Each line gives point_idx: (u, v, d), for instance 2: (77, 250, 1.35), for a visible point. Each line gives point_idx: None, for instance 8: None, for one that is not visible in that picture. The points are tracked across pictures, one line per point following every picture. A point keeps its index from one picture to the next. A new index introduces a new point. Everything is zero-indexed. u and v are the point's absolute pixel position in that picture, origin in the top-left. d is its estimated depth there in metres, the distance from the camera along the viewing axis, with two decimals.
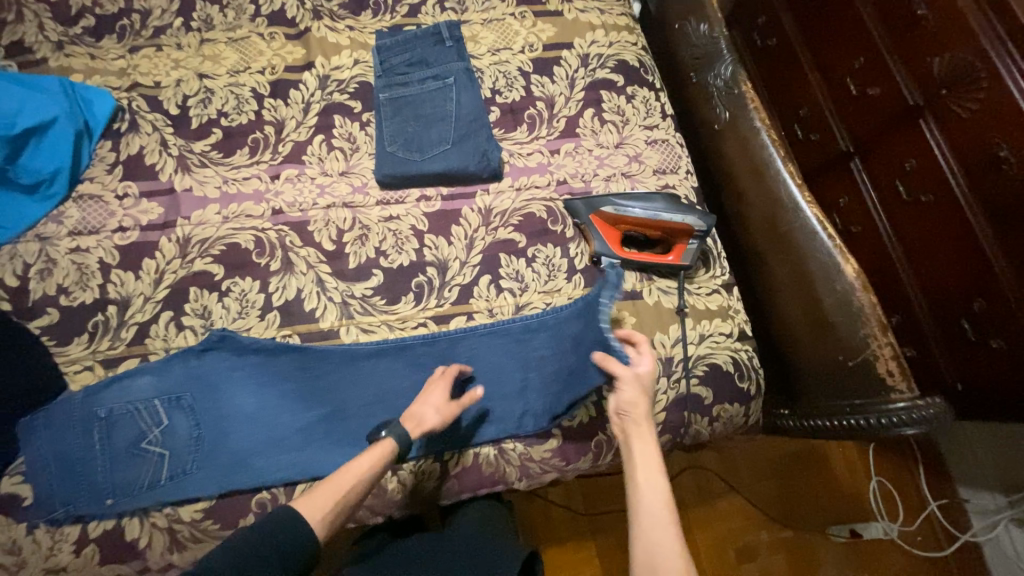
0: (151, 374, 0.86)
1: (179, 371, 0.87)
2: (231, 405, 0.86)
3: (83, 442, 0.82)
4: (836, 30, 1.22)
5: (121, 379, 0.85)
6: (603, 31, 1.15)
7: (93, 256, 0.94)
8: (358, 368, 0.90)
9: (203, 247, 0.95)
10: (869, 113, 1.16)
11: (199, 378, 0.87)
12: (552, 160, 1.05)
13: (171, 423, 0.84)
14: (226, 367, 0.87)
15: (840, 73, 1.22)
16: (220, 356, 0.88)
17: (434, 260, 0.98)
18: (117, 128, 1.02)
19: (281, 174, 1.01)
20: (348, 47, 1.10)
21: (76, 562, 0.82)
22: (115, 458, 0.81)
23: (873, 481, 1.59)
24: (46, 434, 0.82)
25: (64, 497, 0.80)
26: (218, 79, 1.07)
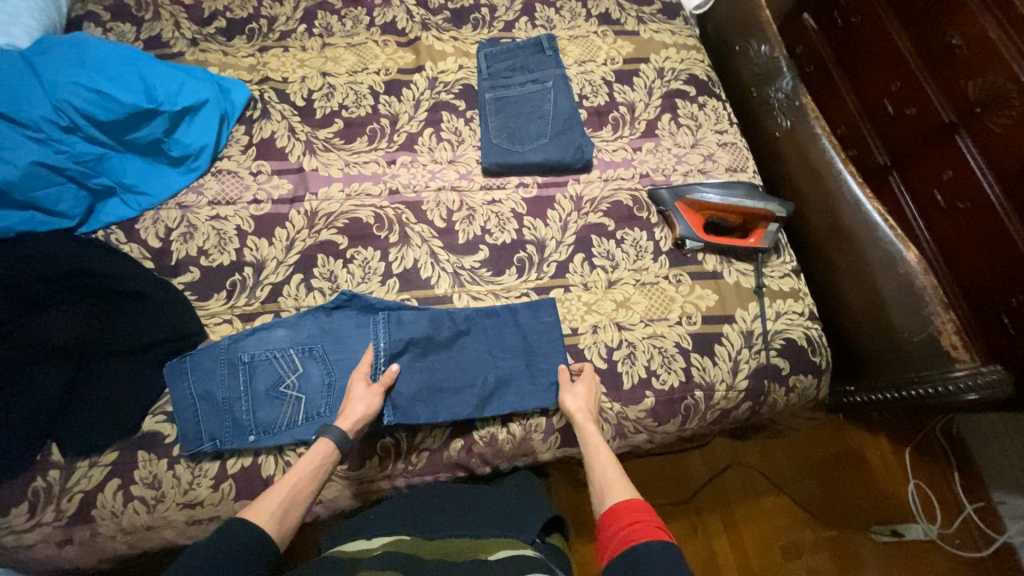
0: (286, 327, 0.95)
1: (310, 325, 0.96)
2: (357, 357, 0.94)
3: (229, 383, 0.90)
4: (868, 55, 1.28)
5: (261, 330, 0.94)
6: (674, 49, 1.30)
7: (230, 223, 1.04)
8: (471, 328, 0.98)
9: (329, 220, 1.06)
10: (904, 131, 1.21)
11: (328, 332, 0.96)
12: (635, 156, 1.16)
13: (305, 370, 0.92)
14: (352, 325, 0.97)
15: (876, 95, 1.28)
16: (347, 314, 0.97)
17: (533, 239, 1.08)
18: (251, 115, 1.14)
19: (396, 160, 1.13)
20: (452, 54, 1.24)
21: (210, 499, 0.86)
22: (258, 398, 0.90)
23: (910, 485, 1.53)
24: (194, 375, 0.90)
25: (209, 433, 0.87)
26: (338, 77, 1.20)
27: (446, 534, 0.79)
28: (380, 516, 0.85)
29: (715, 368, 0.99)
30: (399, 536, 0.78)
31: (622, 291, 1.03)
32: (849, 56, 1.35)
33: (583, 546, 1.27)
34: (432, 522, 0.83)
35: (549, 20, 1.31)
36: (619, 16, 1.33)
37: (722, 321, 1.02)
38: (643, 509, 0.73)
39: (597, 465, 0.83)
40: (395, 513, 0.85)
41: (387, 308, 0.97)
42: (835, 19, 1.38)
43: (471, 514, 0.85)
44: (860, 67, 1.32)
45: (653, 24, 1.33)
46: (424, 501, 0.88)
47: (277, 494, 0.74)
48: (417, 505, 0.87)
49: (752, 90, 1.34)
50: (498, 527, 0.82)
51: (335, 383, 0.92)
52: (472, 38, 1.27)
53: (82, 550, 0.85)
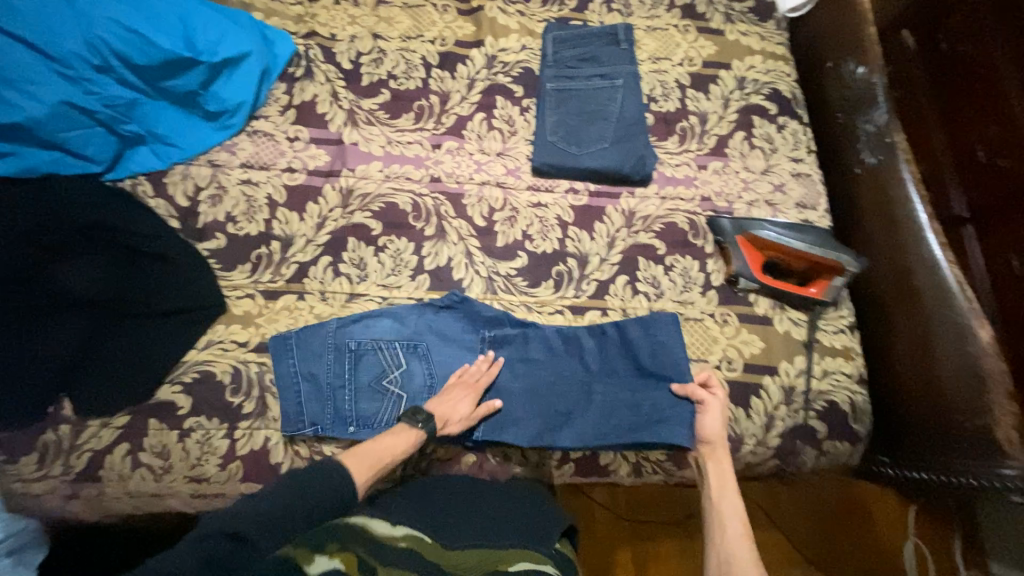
0: (353, 318, 0.92)
1: (378, 319, 0.93)
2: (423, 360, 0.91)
3: (306, 371, 0.89)
4: (970, 88, 1.11)
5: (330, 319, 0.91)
6: (761, 58, 1.17)
7: (261, 191, 0.98)
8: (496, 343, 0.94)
9: (364, 202, 0.99)
10: (992, 183, 1.06)
11: (398, 329, 0.93)
12: (698, 174, 1.07)
13: (380, 365, 0.90)
14: (417, 323, 0.94)
15: (968, 136, 1.11)
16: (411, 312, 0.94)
17: (575, 251, 1.00)
18: (293, 72, 1.05)
19: (442, 145, 1.05)
20: (516, 31, 1.13)
21: (215, 477, 0.85)
22: (325, 389, 0.89)
23: (909, 541, 1.41)
24: (275, 353, 0.90)
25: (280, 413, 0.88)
26: (390, 41, 1.10)
27: (463, 544, 0.75)
28: (421, 496, 0.82)
29: (747, 420, 0.94)
30: (420, 535, 0.74)
31: None
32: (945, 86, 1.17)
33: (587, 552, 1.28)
34: (463, 519, 0.79)
35: (627, 4, 1.17)
36: (705, 10, 1.19)
37: (764, 372, 0.95)
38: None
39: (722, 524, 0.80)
40: (412, 501, 0.81)
41: (451, 312, 0.95)
42: (937, 42, 1.19)
43: (508, 516, 0.81)
44: (958, 103, 1.14)
45: (742, 24, 1.20)
46: (458, 490, 0.85)
47: (367, 464, 0.75)
48: (454, 493, 0.84)
49: (838, 115, 1.22)
50: (517, 533, 0.78)
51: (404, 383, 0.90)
52: (539, 15, 1.15)
53: (86, 506, 0.86)
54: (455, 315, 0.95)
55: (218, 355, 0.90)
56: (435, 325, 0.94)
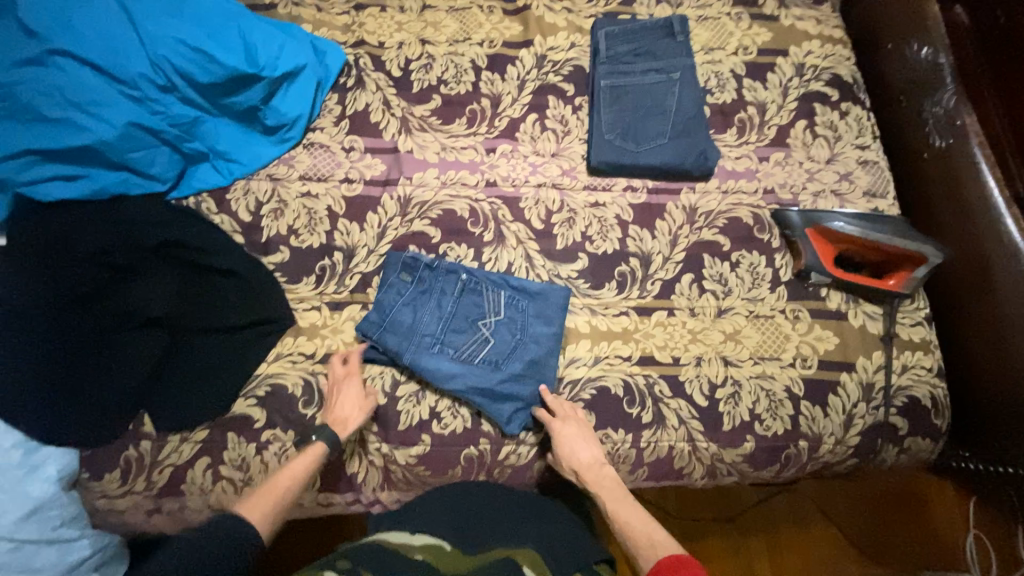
0: (416, 289, 0.93)
1: (449, 299, 0.92)
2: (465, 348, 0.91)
3: (388, 292, 0.92)
4: None
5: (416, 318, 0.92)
6: (819, 42, 1.13)
7: (321, 203, 0.98)
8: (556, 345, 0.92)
9: (422, 210, 0.99)
10: None
11: (473, 298, 0.93)
12: (760, 167, 1.03)
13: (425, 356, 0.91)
14: (509, 379, 0.89)
15: None
16: (490, 323, 0.92)
17: (638, 251, 0.98)
18: (344, 82, 1.05)
19: (496, 148, 1.03)
20: (564, 29, 1.11)
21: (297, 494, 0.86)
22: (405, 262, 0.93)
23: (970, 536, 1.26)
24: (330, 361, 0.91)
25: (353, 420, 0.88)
26: (438, 46, 1.09)
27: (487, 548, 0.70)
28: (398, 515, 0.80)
29: (825, 419, 0.91)
30: (438, 543, 0.70)
31: (732, 322, 0.94)
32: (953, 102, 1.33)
33: (620, 548, 1.16)
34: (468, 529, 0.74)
35: None
36: None
37: (841, 369, 0.92)
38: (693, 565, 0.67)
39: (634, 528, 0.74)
40: (438, 511, 0.78)
41: (522, 314, 0.92)
42: (992, 14, 1.04)
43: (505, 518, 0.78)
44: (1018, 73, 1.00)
45: (797, 8, 1.15)
46: (439, 499, 0.81)
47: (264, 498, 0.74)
48: (444, 503, 0.80)
49: (900, 98, 1.17)
50: (539, 543, 0.73)
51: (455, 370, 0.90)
52: (588, 11, 1.13)
53: (169, 519, 0.87)
54: (547, 327, 0.92)
55: (289, 367, 0.91)
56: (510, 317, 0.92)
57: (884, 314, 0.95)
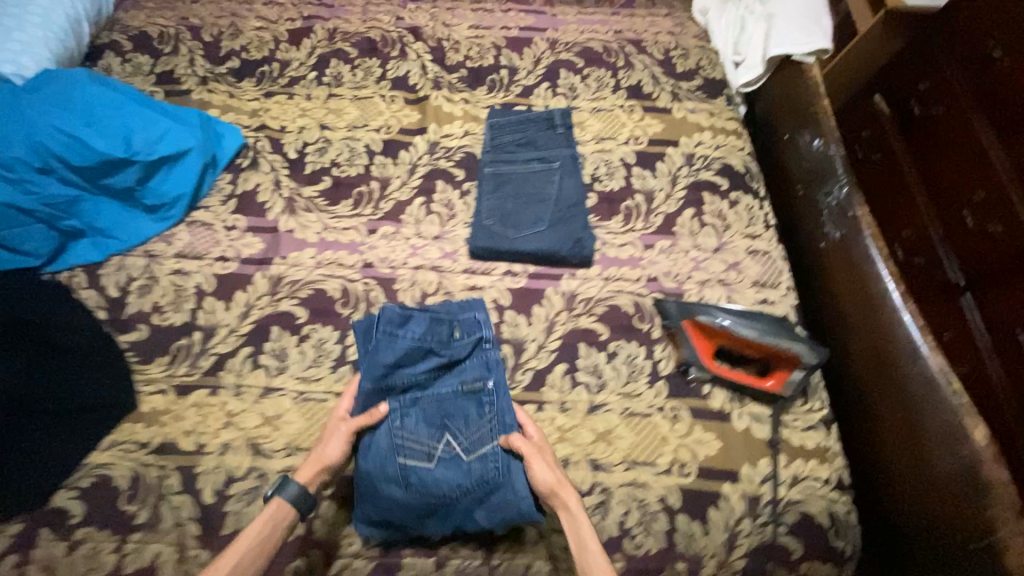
0: (439, 356, 0.86)
1: (452, 388, 0.85)
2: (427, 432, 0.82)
3: (415, 330, 0.87)
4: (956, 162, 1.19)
5: (425, 370, 0.85)
6: (709, 134, 1.16)
7: (191, 280, 0.97)
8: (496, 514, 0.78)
9: (292, 289, 0.96)
10: (991, 251, 1.09)
11: (478, 415, 0.83)
12: (644, 254, 1.01)
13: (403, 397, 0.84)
14: (393, 500, 0.78)
15: (957, 205, 1.17)
16: (453, 445, 0.81)
17: (511, 338, 0.94)
18: (239, 163, 1.08)
19: (377, 230, 1.03)
20: (460, 117, 1.15)
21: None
22: (454, 320, 0.89)
23: None
24: (166, 449, 0.84)
25: (178, 517, 0.80)
26: (337, 131, 1.14)
27: None
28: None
29: (705, 537, 0.80)
30: None
31: (605, 421, 0.87)
32: (872, 191, 1.43)
33: None
34: None
35: (573, 88, 1.20)
36: (651, 91, 1.21)
37: (722, 477, 0.83)
38: None
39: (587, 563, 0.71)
40: None
41: (488, 481, 0.79)
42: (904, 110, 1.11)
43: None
44: None
45: (690, 102, 1.20)
46: None
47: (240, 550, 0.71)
48: None
49: (798, 188, 1.17)
50: None
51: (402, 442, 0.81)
52: (486, 102, 1.18)
53: None
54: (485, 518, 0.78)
55: (121, 458, 0.84)
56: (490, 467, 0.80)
57: (772, 416, 0.87)
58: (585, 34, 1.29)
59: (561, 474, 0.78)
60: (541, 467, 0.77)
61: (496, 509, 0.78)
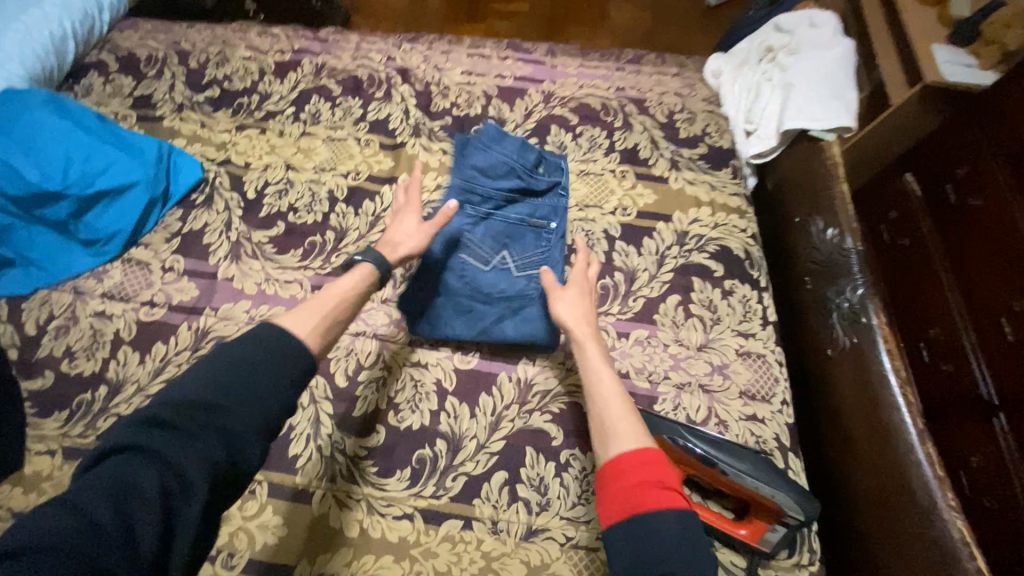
0: (521, 179, 0.97)
1: (520, 216, 0.95)
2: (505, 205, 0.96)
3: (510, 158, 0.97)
4: (993, 258, 1.02)
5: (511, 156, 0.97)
6: (709, 210, 1.04)
7: (112, 325, 0.88)
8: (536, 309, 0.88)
9: (217, 346, 0.87)
10: None
11: (552, 193, 0.99)
12: (616, 345, 0.89)
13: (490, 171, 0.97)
14: (446, 288, 0.90)
15: (993, 310, 1.01)
16: (508, 259, 0.92)
17: (448, 432, 0.81)
18: (193, 199, 1.01)
19: (322, 287, 0.93)
20: (435, 169, 1.06)
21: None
22: (531, 182, 0.97)
23: None
24: None
25: None
26: (303, 172, 1.06)
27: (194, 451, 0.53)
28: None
29: None
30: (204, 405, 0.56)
31: (541, 550, 0.74)
32: (897, 283, 1.27)
33: None
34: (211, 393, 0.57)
35: (562, 146, 1.11)
36: (649, 155, 1.10)
37: None
38: (659, 462, 0.62)
39: (597, 389, 0.72)
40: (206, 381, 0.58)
41: (527, 295, 0.89)
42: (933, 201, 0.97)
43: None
44: None
45: (691, 171, 1.08)
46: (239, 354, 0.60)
47: (322, 309, 0.70)
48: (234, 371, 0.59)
49: (806, 279, 1.03)
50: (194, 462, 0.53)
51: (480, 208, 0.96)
52: None
53: None
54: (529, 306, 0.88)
55: None
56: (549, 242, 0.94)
57: (747, 570, 0.72)
58: (584, 88, 1.20)
59: (586, 305, 0.82)
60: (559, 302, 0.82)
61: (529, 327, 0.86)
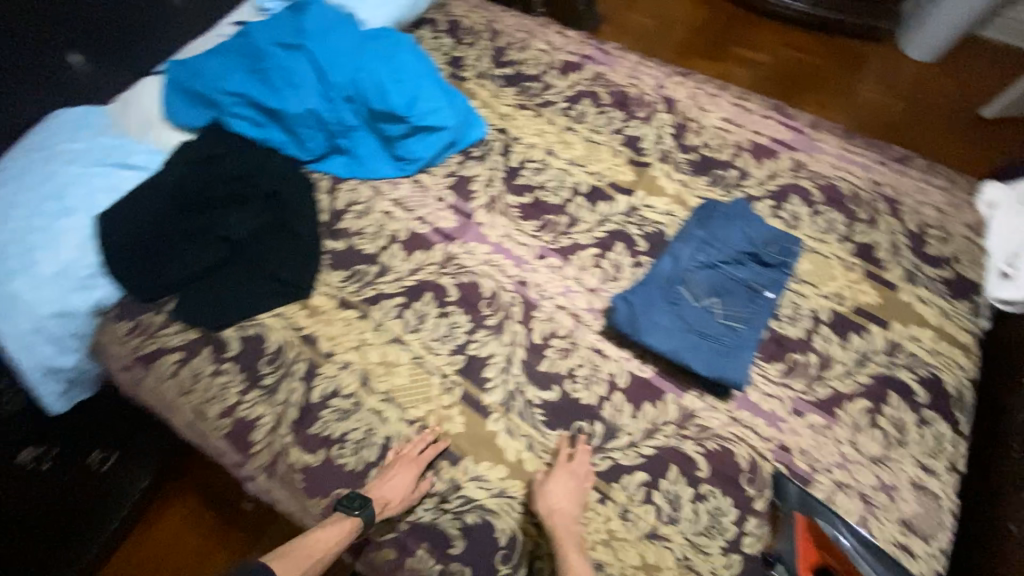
0: (751, 248, 1.03)
1: (743, 276, 1.00)
2: (731, 256, 1.01)
3: (750, 229, 1.04)
4: None
5: (748, 227, 1.05)
6: (931, 334, 1.00)
7: (392, 225, 1.16)
8: (728, 353, 0.94)
9: (456, 270, 1.10)
10: None
11: (774, 269, 1.02)
12: (788, 417, 0.92)
13: (726, 230, 1.04)
14: (656, 302, 0.97)
15: None
16: (715, 307, 0.97)
17: (608, 419, 0.93)
18: (472, 152, 1.26)
19: (545, 257, 1.10)
20: (670, 196, 1.17)
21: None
22: (765, 253, 1.02)
23: None
24: (309, 340, 1.02)
25: (288, 396, 0.96)
26: (558, 159, 1.24)
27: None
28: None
29: None
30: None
31: (658, 554, 0.82)
32: None
33: None
34: None
35: (796, 217, 1.13)
36: (885, 258, 1.08)
37: None
38: None
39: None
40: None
41: (720, 340, 0.94)
42: None
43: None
44: None
45: (925, 290, 1.05)
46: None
47: (296, 564, 0.78)
48: None
49: (1014, 445, 0.94)
50: None
51: (707, 253, 1.02)
52: (700, 192, 1.18)
53: (130, 380, 1.03)
54: (725, 347, 0.94)
55: (282, 328, 1.03)
56: (758, 305, 0.98)
57: None
58: (838, 170, 1.20)
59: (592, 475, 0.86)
60: (745, 362, 0.93)
61: (715, 365, 0.92)
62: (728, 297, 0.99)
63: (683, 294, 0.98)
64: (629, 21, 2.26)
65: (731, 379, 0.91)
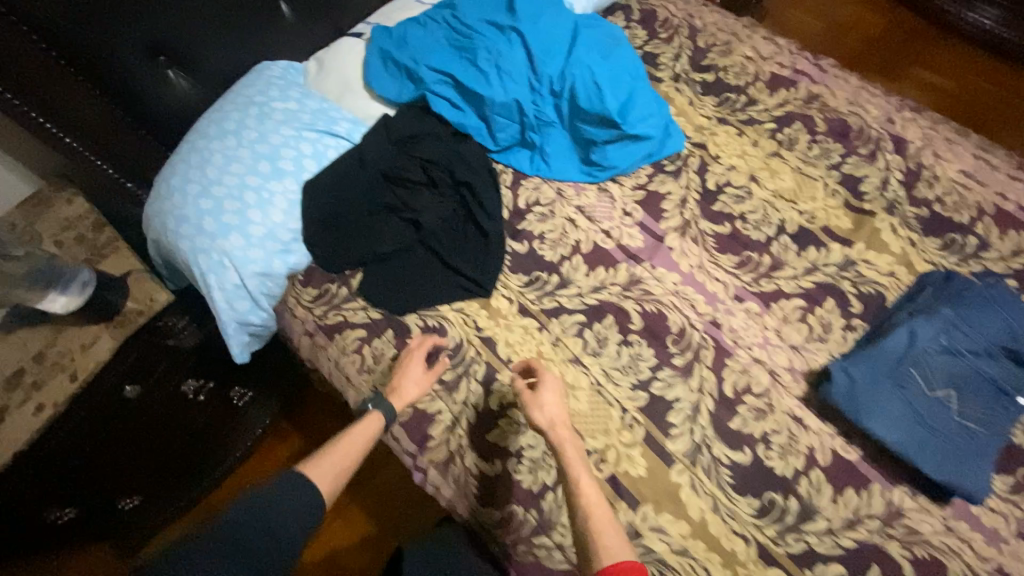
0: (1005, 343, 0.91)
1: (991, 373, 0.89)
2: (980, 349, 0.90)
3: (1008, 320, 0.92)
4: None
5: (1007, 317, 0.92)
6: None
7: (576, 233, 1.10)
8: (964, 458, 0.85)
9: (642, 296, 1.03)
10: None
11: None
12: (1013, 540, 0.83)
13: (979, 316, 0.92)
14: (885, 383, 0.89)
15: None
16: (952, 402, 0.88)
17: (804, 496, 0.87)
18: (665, 165, 1.17)
19: (743, 300, 1.02)
20: (892, 254, 1.05)
21: (52, 385, 0.94)
22: (1020, 351, 0.91)
23: None
24: (488, 343, 1.00)
25: (465, 398, 0.95)
26: (763, 189, 1.14)
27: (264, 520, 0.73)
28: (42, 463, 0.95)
29: None
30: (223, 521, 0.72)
31: None
32: None
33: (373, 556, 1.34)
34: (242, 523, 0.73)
35: None
36: None
37: None
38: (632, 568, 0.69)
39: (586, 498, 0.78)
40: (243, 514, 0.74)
41: (955, 441, 0.85)
42: None
43: (171, 490, 1.27)
44: None
45: None
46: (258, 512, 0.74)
47: (333, 472, 0.84)
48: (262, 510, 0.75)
49: None
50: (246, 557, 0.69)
51: (953, 338, 0.91)
52: (928, 256, 1.05)
53: (309, 347, 1.06)
54: (960, 450, 0.85)
55: (461, 324, 1.02)
56: (1004, 409, 0.88)
57: None
58: None
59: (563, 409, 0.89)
60: (984, 472, 0.84)
61: (948, 469, 0.84)
62: (970, 393, 0.88)
63: (918, 380, 0.89)
64: (793, 26, 2.07)
65: (964, 488, 0.83)
